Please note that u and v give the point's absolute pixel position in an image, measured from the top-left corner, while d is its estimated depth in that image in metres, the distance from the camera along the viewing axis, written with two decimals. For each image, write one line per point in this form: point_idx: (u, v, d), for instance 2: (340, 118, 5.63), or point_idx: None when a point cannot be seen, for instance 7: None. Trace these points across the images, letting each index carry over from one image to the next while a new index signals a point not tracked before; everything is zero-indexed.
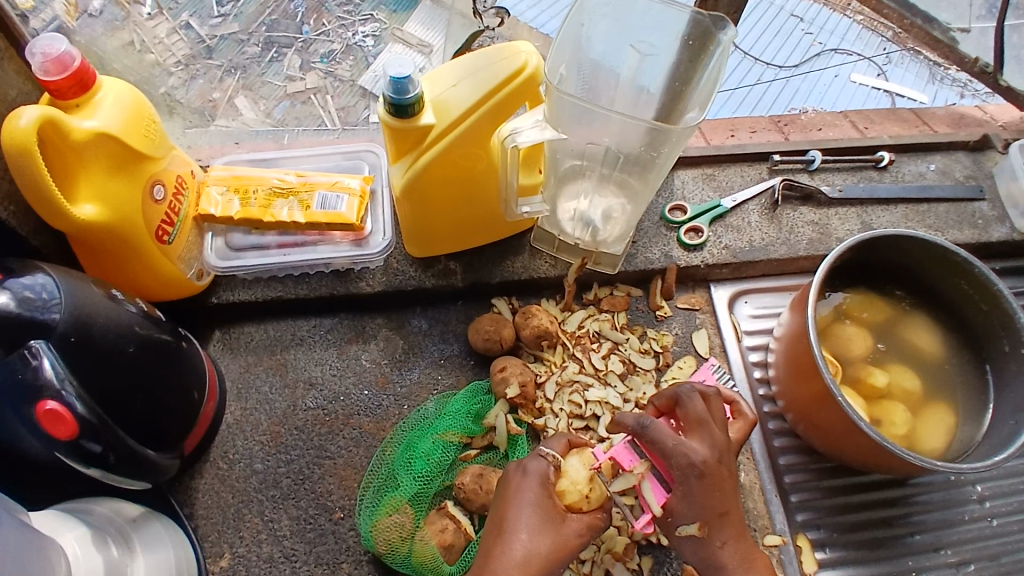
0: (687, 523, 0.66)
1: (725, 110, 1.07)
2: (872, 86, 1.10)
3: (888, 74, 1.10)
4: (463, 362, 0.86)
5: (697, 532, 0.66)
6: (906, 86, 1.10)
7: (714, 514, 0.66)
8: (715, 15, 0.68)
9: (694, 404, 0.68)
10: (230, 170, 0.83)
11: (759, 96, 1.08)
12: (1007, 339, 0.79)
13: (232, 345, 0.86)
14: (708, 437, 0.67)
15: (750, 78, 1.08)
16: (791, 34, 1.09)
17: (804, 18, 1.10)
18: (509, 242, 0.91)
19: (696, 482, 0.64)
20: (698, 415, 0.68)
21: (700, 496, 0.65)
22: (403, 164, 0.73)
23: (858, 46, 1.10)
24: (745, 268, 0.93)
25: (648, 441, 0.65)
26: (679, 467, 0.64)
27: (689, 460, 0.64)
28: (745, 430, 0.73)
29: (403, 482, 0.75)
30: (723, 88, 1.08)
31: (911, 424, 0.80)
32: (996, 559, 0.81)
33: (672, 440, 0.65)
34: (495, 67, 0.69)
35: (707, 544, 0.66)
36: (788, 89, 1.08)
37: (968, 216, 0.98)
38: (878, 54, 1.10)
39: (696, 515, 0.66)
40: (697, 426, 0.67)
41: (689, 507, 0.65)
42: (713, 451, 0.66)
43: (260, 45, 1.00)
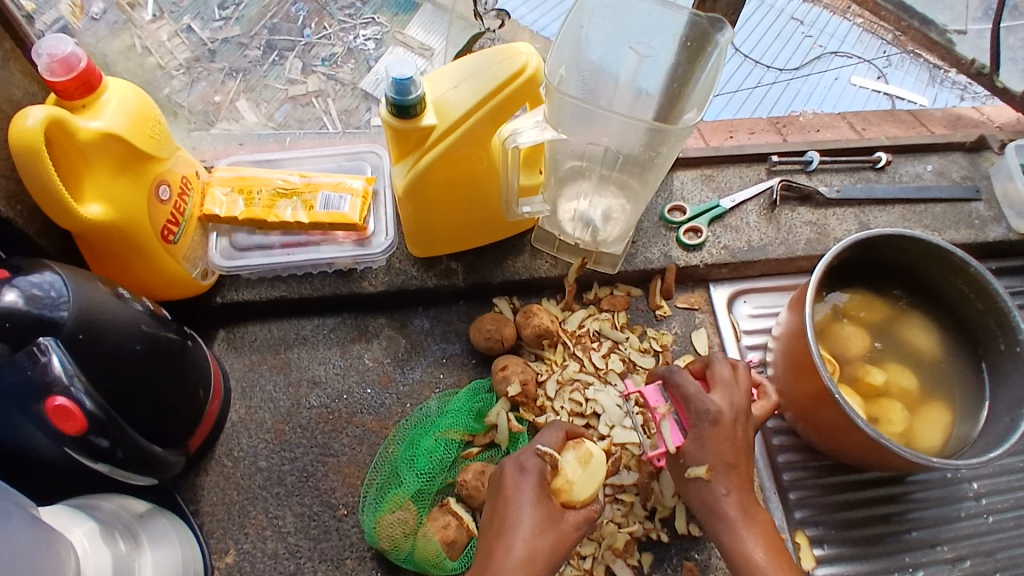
0: (696, 465, 0.68)
1: (725, 113, 1.08)
2: (872, 88, 1.10)
3: (888, 76, 1.11)
4: (464, 361, 0.87)
5: (704, 475, 0.68)
6: (906, 88, 1.11)
7: (723, 462, 0.68)
8: (712, 17, 0.69)
9: (722, 367, 0.72)
10: (234, 171, 0.84)
11: (759, 99, 1.09)
12: (1002, 337, 0.80)
13: (236, 344, 0.87)
14: (729, 396, 0.70)
15: (750, 82, 1.09)
16: (791, 37, 1.10)
17: (804, 21, 1.11)
18: (510, 242, 0.91)
19: (708, 427, 0.68)
20: (724, 377, 0.71)
21: (711, 442, 0.68)
22: (405, 165, 0.74)
23: (858, 49, 1.10)
24: (744, 268, 0.94)
25: (675, 384, 0.70)
26: (696, 410, 0.68)
27: (704, 405, 0.68)
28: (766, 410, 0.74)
29: (405, 479, 0.75)
30: (722, 91, 1.09)
31: (908, 421, 0.81)
32: (992, 556, 0.82)
33: (694, 386, 0.69)
34: (495, 68, 0.70)
35: (712, 490, 0.68)
36: (789, 92, 1.09)
37: (965, 216, 0.99)
38: (879, 56, 1.11)
39: (705, 458, 0.68)
40: (719, 382, 0.71)
41: (699, 450, 0.68)
42: (730, 406, 0.69)
43: (261, 48, 1.00)
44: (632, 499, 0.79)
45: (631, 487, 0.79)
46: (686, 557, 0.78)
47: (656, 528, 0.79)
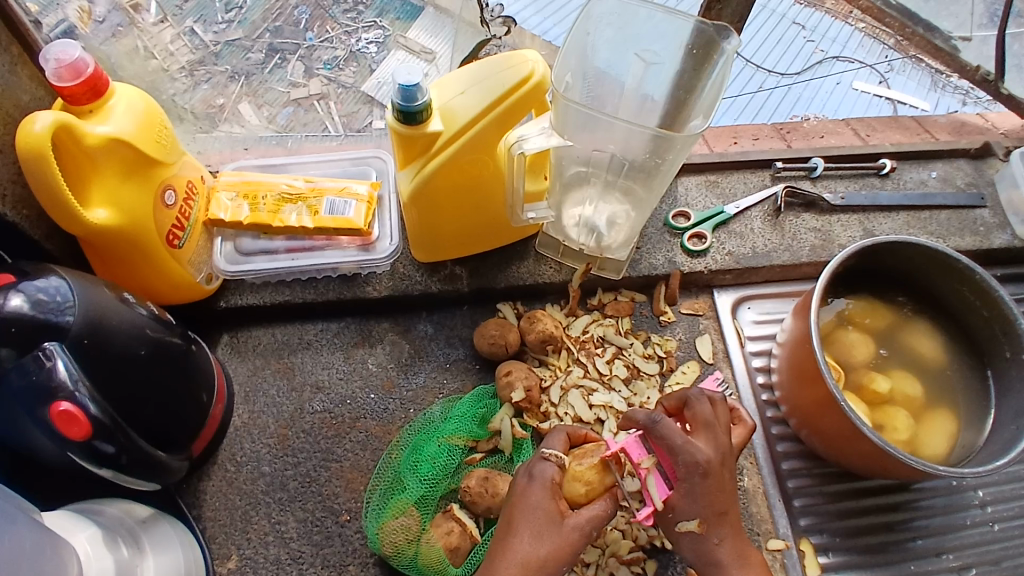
0: (687, 519, 0.66)
1: (726, 118, 1.08)
2: (874, 93, 1.10)
3: (890, 82, 1.11)
4: (468, 367, 0.87)
5: (697, 528, 0.66)
6: (907, 94, 1.11)
7: (714, 513, 0.66)
8: (719, 25, 0.69)
9: (702, 407, 0.68)
10: (239, 176, 0.84)
11: (760, 104, 1.08)
12: (1007, 344, 0.80)
13: (240, 349, 0.87)
14: (713, 440, 0.67)
15: (752, 85, 1.08)
16: (793, 42, 1.08)
17: (806, 26, 1.09)
18: (515, 247, 0.92)
19: (700, 482, 0.64)
20: (706, 418, 0.68)
21: (702, 496, 0.65)
22: (411, 170, 0.74)
23: (859, 54, 1.09)
24: (748, 273, 0.94)
25: (658, 437, 0.64)
26: (685, 464, 0.64)
27: (695, 459, 0.64)
28: (745, 436, 0.73)
29: (409, 484, 0.75)
30: (724, 96, 1.08)
31: (913, 429, 0.81)
32: (998, 564, 0.82)
33: (681, 437, 0.64)
34: (502, 75, 0.70)
35: (705, 540, 0.67)
36: (789, 97, 1.09)
37: (970, 223, 0.99)
38: (881, 62, 1.10)
39: (696, 512, 0.66)
40: (703, 426, 0.67)
41: (691, 504, 0.65)
42: (717, 453, 0.66)
43: (264, 52, 1.01)
44: (636, 506, 0.79)
45: None
46: (690, 564, 0.78)
47: (660, 535, 0.78)
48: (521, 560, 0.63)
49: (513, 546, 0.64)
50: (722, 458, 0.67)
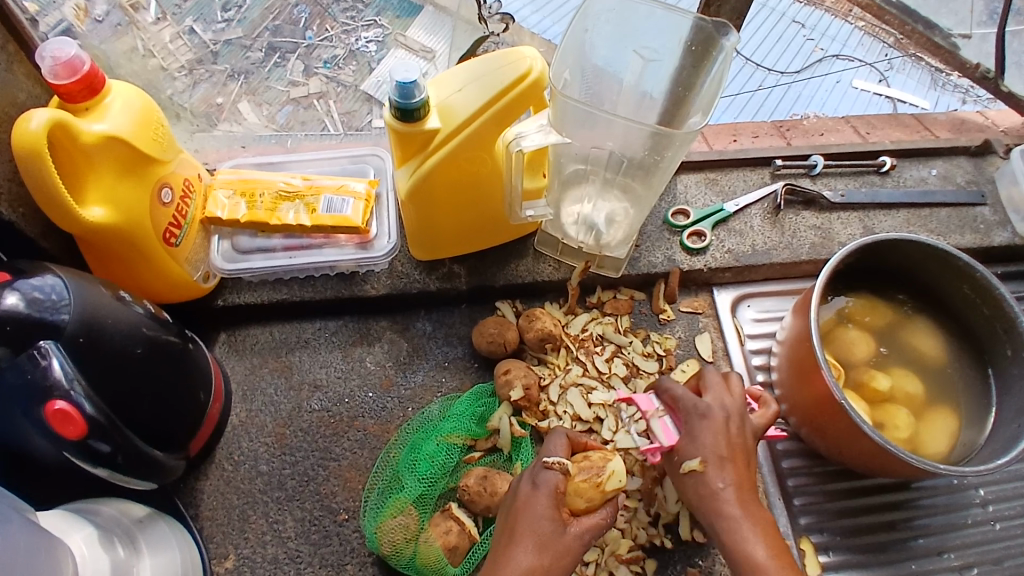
0: (690, 458, 0.69)
1: (726, 116, 1.08)
2: (874, 92, 1.10)
3: (890, 80, 1.11)
4: (467, 365, 0.86)
5: (699, 468, 0.68)
6: (907, 92, 1.11)
7: (715, 454, 0.68)
8: (717, 21, 0.68)
9: (714, 373, 0.74)
10: (236, 174, 0.84)
11: (760, 103, 1.08)
12: (1009, 343, 0.80)
13: (237, 348, 0.87)
14: (721, 399, 0.71)
15: (752, 84, 1.08)
16: (793, 40, 1.09)
17: (806, 24, 1.10)
18: (513, 245, 0.91)
19: (700, 421, 0.69)
20: (714, 381, 0.72)
21: (703, 436, 0.68)
22: (409, 168, 0.74)
23: (859, 53, 1.10)
24: (748, 271, 0.94)
25: (665, 390, 0.72)
26: (685, 407, 0.70)
27: (694, 403, 0.70)
28: (769, 419, 0.73)
29: (408, 483, 0.75)
30: (724, 94, 1.08)
31: (913, 427, 0.81)
32: (999, 563, 0.82)
33: (683, 387, 0.71)
34: (500, 72, 0.69)
35: (707, 482, 0.68)
36: (789, 95, 1.09)
37: (970, 220, 0.99)
38: (880, 60, 1.10)
39: (698, 450, 0.68)
40: (713, 387, 0.72)
41: (693, 443, 0.69)
42: (723, 407, 0.70)
43: (263, 50, 1.00)
44: (634, 504, 0.78)
45: (635, 492, 0.79)
46: (689, 563, 0.77)
47: (660, 534, 0.78)
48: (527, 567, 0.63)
49: (516, 556, 0.63)
50: (730, 415, 0.70)
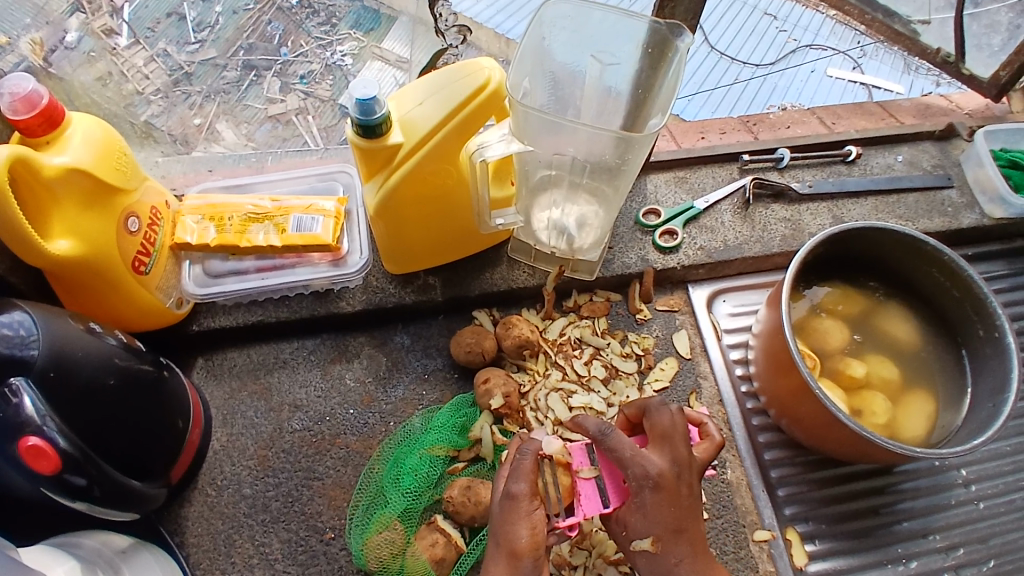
0: (641, 537, 0.65)
1: (705, 111, 1.09)
2: (848, 79, 1.12)
3: (864, 67, 1.12)
4: (447, 376, 0.86)
5: (651, 547, 0.65)
6: (881, 78, 1.13)
7: (668, 530, 0.65)
8: (671, 23, 0.70)
9: (662, 417, 0.69)
10: (204, 199, 0.84)
11: (736, 96, 1.10)
12: (980, 323, 0.81)
13: (216, 372, 0.87)
14: (670, 450, 0.67)
15: (728, 78, 1.10)
16: (766, 32, 1.10)
17: (777, 16, 1.10)
18: (488, 253, 0.91)
19: (650, 494, 0.64)
20: (664, 429, 0.68)
21: (653, 511, 0.64)
22: (375, 183, 0.74)
23: (833, 41, 1.10)
24: (722, 267, 0.95)
25: (607, 447, 0.66)
26: (634, 476, 0.64)
27: (645, 471, 0.65)
28: (710, 452, 0.72)
29: (392, 498, 0.75)
30: (701, 89, 1.09)
31: (891, 412, 0.82)
32: (986, 542, 0.83)
33: (629, 449, 0.65)
34: (459, 85, 0.69)
35: (661, 561, 0.65)
36: (765, 87, 1.11)
37: (938, 204, 1.00)
38: (853, 48, 1.11)
39: (649, 529, 0.64)
40: (660, 439, 0.68)
41: (643, 521, 0.64)
42: (673, 465, 0.66)
43: (239, 69, 0.99)
44: None
45: None
46: None
47: None
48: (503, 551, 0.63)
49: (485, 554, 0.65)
50: (681, 471, 0.66)
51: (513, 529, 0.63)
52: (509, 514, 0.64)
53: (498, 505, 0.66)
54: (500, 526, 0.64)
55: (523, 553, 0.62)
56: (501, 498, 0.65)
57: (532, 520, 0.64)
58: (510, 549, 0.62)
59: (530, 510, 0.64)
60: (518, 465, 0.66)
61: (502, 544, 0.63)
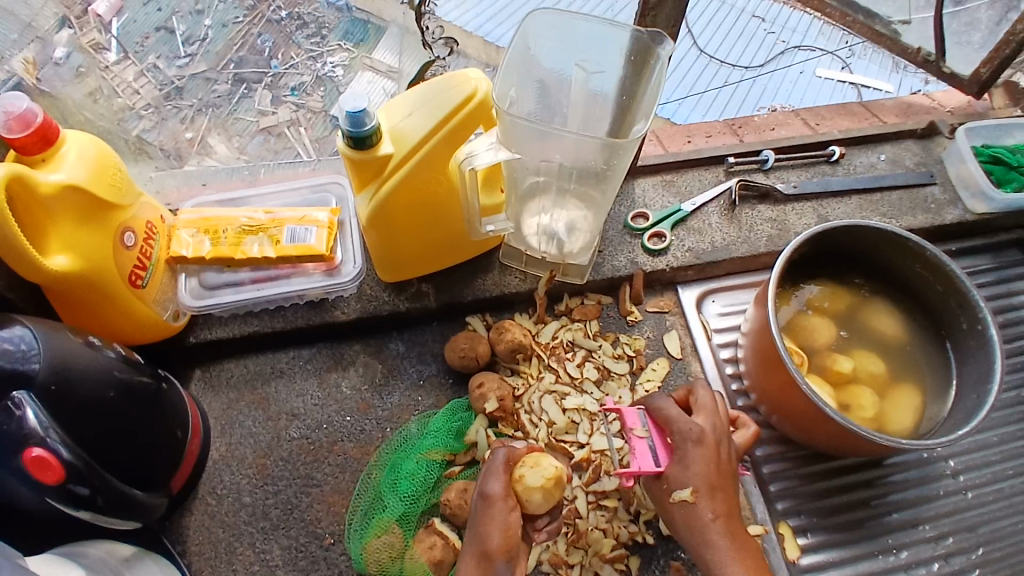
0: (681, 487, 0.69)
1: (695, 114, 1.11)
2: (836, 79, 1.14)
3: (852, 67, 1.14)
4: (441, 382, 0.88)
5: (690, 498, 0.68)
6: (870, 77, 1.15)
7: (706, 483, 0.68)
8: (653, 31, 0.71)
9: (704, 389, 0.75)
10: (198, 213, 0.85)
11: (726, 99, 1.11)
12: (964, 316, 0.82)
13: (213, 383, 0.88)
14: (712, 419, 0.71)
15: (718, 80, 1.10)
16: (755, 35, 1.09)
17: (766, 18, 1.09)
18: (479, 259, 0.93)
19: (693, 448, 0.69)
20: (706, 402, 0.73)
21: (695, 463, 0.68)
22: (367, 193, 0.75)
23: (821, 42, 1.11)
24: (710, 268, 0.96)
25: (656, 408, 0.72)
26: (679, 431, 0.70)
27: (689, 427, 0.70)
28: (748, 439, 0.76)
29: (390, 502, 0.76)
30: (692, 92, 1.10)
31: (879, 406, 0.83)
32: (976, 531, 0.85)
33: (676, 408, 0.71)
34: (447, 95, 0.71)
35: (697, 513, 0.68)
36: (754, 90, 1.12)
37: (921, 201, 1.02)
38: (841, 48, 1.12)
39: (690, 480, 0.68)
40: (704, 408, 0.72)
41: (685, 471, 0.68)
42: (714, 429, 0.71)
43: (230, 82, 0.99)
44: (615, 503, 0.80)
45: (613, 491, 0.81)
46: (673, 557, 0.79)
47: (642, 531, 0.79)
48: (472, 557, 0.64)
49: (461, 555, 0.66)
50: (719, 438, 0.70)
51: (487, 529, 0.64)
52: (484, 514, 0.65)
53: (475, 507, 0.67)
54: (474, 526, 0.65)
55: (496, 554, 0.64)
56: (475, 499, 0.67)
57: (503, 521, 0.65)
58: (482, 550, 0.63)
59: (503, 511, 0.65)
60: (493, 467, 0.68)
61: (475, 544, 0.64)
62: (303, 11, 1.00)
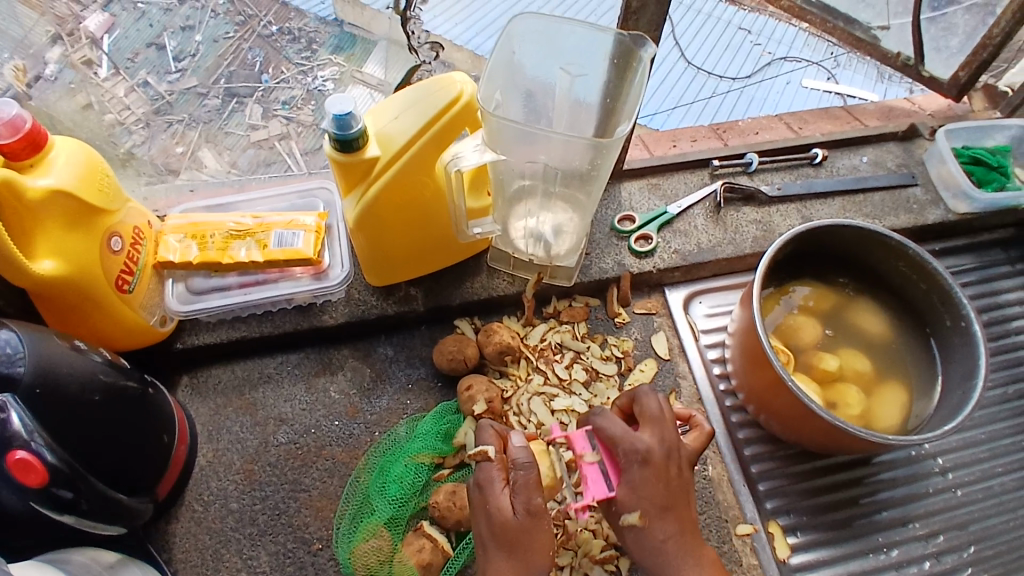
0: (629, 512, 0.67)
1: (686, 122, 1.11)
2: (823, 89, 1.16)
3: (838, 76, 1.16)
4: (430, 386, 0.88)
5: (638, 522, 0.67)
6: (855, 86, 1.17)
7: (657, 505, 0.67)
8: (634, 35, 0.72)
9: (650, 403, 0.72)
10: (186, 218, 0.85)
11: (715, 108, 1.12)
12: (947, 313, 0.83)
13: (201, 390, 0.87)
14: (660, 433, 0.69)
15: (706, 91, 1.11)
16: (740, 47, 1.11)
17: (752, 30, 1.11)
18: (467, 264, 0.93)
19: (639, 469, 0.67)
20: (654, 413, 0.70)
21: (643, 487, 0.67)
22: (354, 197, 0.75)
23: (806, 53, 1.14)
24: (696, 269, 0.97)
25: (600, 429, 0.69)
26: (624, 453, 0.67)
27: (634, 446, 0.68)
28: (702, 440, 0.74)
29: (378, 506, 0.76)
30: (682, 102, 1.11)
31: (865, 403, 0.84)
32: (965, 528, 0.85)
33: (620, 428, 0.68)
34: (432, 98, 0.72)
35: (649, 535, 0.67)
36: (743, 99, 1.13)
37: (904, 202, 1.04)
38: (826, 58, 1.14)
39: (637, 503, 0.67)
40: (651, 420, 0.70)
41: (633, 496, 0.67)
42: (661, 444, 0.69)
43: (220, 96, 0.99)
44: None
45: None
46: None
47: None
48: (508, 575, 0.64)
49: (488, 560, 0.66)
50: (668, 452, 0.69)
51: (534, 547, 0.65)
52: (532, 529, 0.65)
53: (509, 517, 0.65)
54: (519, 543, 0.65)
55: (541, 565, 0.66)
56: (516, 513, 0.65)
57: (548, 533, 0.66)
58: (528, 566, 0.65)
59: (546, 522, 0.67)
60: (523, 482, 0.66)
61: (518, 556, 0.65)
62: (294, 25, 1.01)
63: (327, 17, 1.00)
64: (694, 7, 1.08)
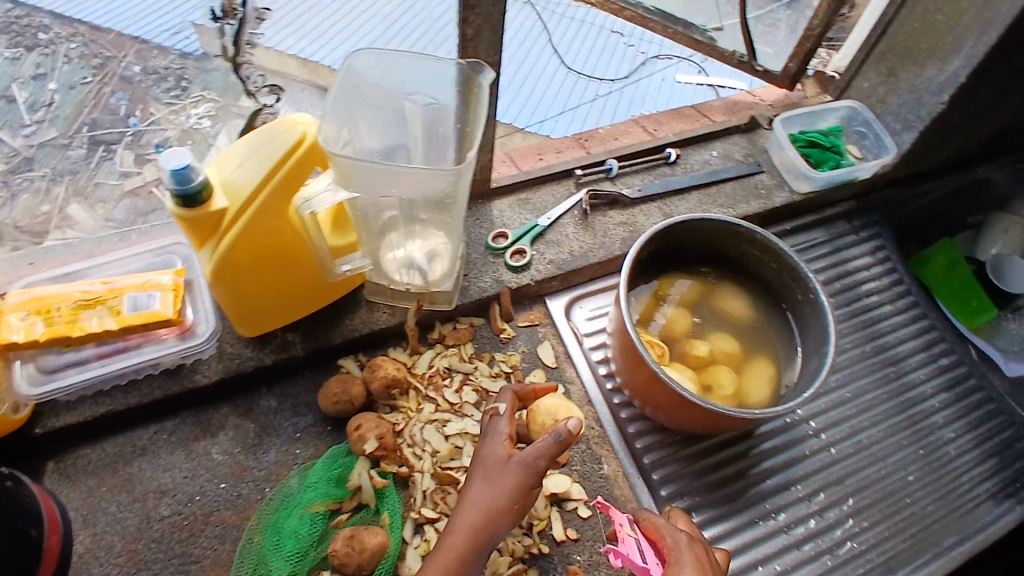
0: None
1: (574, 126, 1.17)
2: (695, 82, 1.25)
3: (708, 69, 1.25)
4: (319, 431, 0.86)
5: None
6: (724, 77, 1.26)
7: None
8: (471, 62, 0.75)
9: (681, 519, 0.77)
10: (27, 293, 0.79)
11: (599, 109, 1.19)
12: (798, 288, 0.90)
13: (69, 474, 0.81)
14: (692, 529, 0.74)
15: (589, 94, 1.17)
16: (615, 50, 1.17)
17: (623, 32, 1.16)
18: (344, 300, 0.92)
19: (687, 542, 0.68)
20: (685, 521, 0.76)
21: (686, 554, 0.67)
22: (207, 250, 0.73)
23: (676, 49, 1.21)
24: (572, 276, 1.00)
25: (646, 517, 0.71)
26: (670, 531, 0.69)
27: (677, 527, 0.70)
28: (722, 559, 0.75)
29: (274, 564, 0.74)
30: (568, 108, 1.17)
31: (737, 382, 0.89)
32: (842, 483, 0.92)
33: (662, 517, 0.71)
34: (276, 143, 0.71)
35: None
36: (624, 99, 1.20)
37: (753, 188, 1.12)
38: (693, 54, 1.23)
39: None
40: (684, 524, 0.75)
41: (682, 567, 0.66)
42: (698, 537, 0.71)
43: (86, 145, 0.92)
44: None
45: None
46: (569, 561, 0.81)
47: (537, 542, 0.81)
48: (483, 504, 0.68)
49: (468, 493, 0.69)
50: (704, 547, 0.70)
51: (500, 484, 0.69)
52: (502, 470, 0.69)
53: (489, 459, 0.71)
54: (493, 477, 0.69)
55: (503, 509, 0.68)
56: (501, 456, 0.71)
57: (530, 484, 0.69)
58: (495, 505, 0.68)
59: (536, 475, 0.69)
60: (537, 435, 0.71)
61: (489, 496, 0.68)
62: (158, 64, 0.94)
63: (191, 52, 0.94)
64: (567, 14, 1.12)
